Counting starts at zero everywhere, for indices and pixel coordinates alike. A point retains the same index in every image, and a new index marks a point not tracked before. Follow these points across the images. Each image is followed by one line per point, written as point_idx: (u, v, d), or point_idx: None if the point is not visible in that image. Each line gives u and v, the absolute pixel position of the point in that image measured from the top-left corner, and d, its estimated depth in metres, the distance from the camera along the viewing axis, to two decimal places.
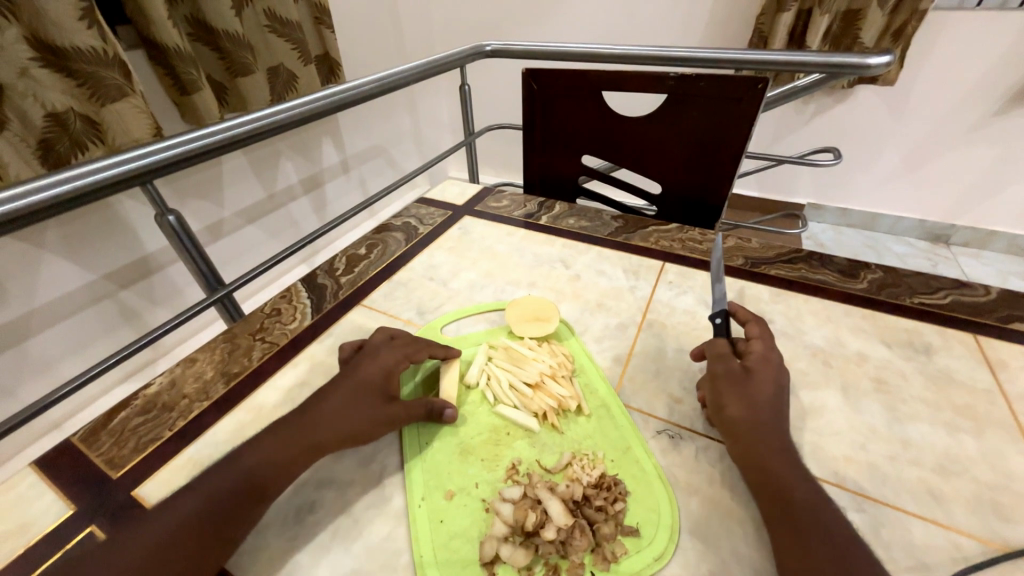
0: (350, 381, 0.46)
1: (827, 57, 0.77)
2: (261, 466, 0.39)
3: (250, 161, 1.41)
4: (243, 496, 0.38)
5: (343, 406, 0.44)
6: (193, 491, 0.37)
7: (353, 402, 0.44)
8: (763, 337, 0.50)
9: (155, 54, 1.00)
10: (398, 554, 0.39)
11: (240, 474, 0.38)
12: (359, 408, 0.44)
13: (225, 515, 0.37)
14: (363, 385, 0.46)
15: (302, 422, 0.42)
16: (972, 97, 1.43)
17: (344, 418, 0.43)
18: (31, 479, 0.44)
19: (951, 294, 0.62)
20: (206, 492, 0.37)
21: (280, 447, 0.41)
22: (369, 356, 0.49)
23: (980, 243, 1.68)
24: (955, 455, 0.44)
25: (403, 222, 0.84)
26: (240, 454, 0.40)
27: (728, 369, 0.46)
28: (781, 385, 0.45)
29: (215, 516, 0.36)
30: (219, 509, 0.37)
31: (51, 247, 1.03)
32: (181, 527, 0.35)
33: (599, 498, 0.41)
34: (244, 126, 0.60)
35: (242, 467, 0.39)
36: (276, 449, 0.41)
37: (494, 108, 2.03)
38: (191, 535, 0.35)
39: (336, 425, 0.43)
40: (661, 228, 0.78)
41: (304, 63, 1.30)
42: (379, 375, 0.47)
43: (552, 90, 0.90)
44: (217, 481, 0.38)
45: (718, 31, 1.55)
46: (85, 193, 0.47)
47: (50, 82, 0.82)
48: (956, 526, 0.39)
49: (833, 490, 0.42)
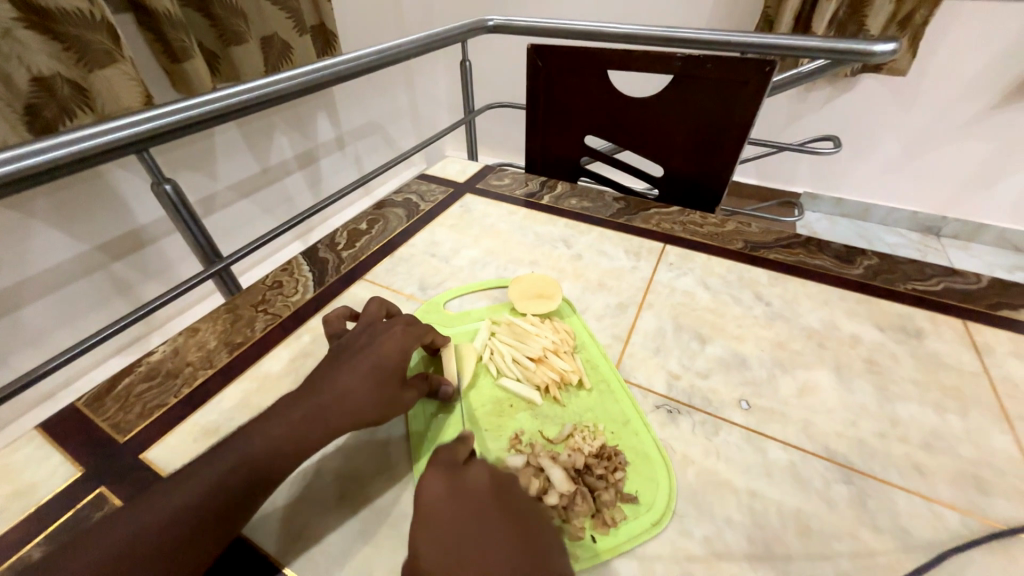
0: (364, 361, 0.44)
1: (833, 42, 0.76)
2: (275, 451, 0.38)
3: (244, 134, 1.37)
4: (259, 480, 0.37)
5: (358, 389, 0.42)
6: (208, 471, 0.37)
7: (367, 385, 0.43)
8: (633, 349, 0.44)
9: (144, 18, 0.97)
10: (404, 518, 0.41)
11: (255, 457, 0.38)
12: (375, 392, 0.43)
13: (242, 499, 0.36)
14: (380, 366, 0.44)
15: (316, 405, 0.41)
16: (973, 89, 1.43)
17: (360, 402, 0.42)
18: (37, 442, 0.45)
19: (943, 281, 0.63)
20: (221, 472, 0.37)
21: (293, 430, 0.40)
22: (383, 334, 0.47)
23: (969, 236, 1.71)
24: (940, 432, 0.46)
25: (404, 198, 0.83)
26: (253, 434, 0.39)
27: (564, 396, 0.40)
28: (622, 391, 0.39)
29: (230, 499, 0.36)
30: (234, 491, 0.36)
31: (41, 216, 1.01)
32: (197, 510, 0.35)
33: (600, 467, 0.42)
34: (241, 95, 0.59)
35: (255, 450, 0.38)
36: (288, 433, 0.39)
37: (494, 86, 1.99)
38: (207, 519, 0.35)
39: (350, 410, 0.42)
40: (663, 210, 0.78)
41: (298, 32, 1.26)
42: (395, 356, 0.45)
43: (556, 68, 0.88)
44: (232, 459, 0.37)
45: (723, 14, 1.53)
46: (80, 158, 0.47)
47: (36, 45, 0.79)
48: (938, 498, 0.41)
49: (823, 463, 0.43)
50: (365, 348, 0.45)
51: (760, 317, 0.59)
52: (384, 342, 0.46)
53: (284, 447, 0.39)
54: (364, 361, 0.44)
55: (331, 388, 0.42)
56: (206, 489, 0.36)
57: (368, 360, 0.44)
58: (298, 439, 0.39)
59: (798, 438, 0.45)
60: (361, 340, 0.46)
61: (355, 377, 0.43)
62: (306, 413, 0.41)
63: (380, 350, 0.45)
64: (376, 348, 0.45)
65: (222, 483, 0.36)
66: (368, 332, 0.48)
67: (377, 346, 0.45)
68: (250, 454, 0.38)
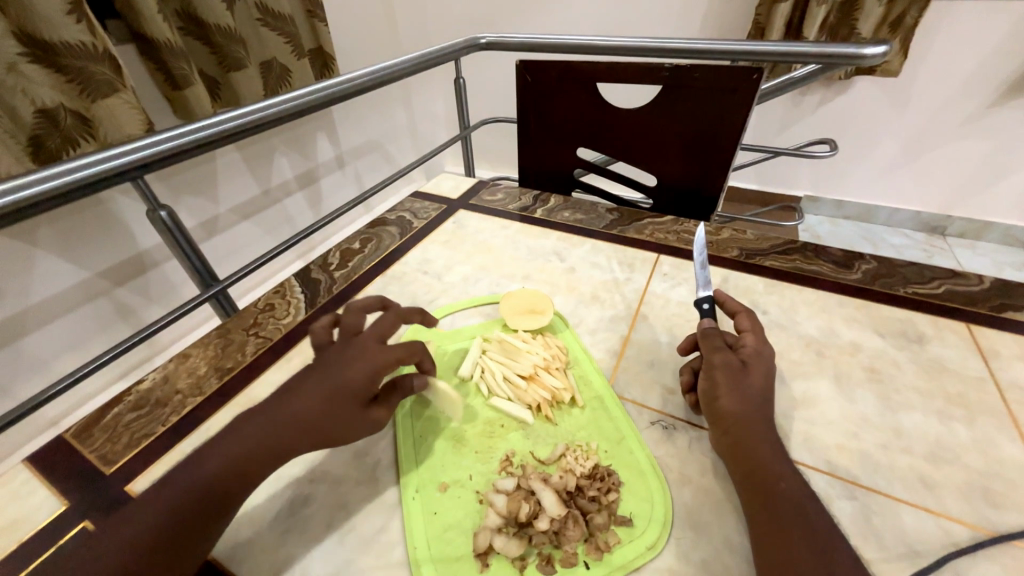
0: (329, 381, 0.41)
1: (822, 47, 0.76)
2: (234, 473, 0.37)
3: (245, 157, 1.39)
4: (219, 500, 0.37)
5: (320, 411, 0.40)
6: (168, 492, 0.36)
7: (331, 407, 0.40)
8: (754, 330, 0.49)
9: (145, 48, 0.99)
10: (392, 547, 0.40)
11: (212, 479, 0.37)
12: (339, 415, 0.40)
13: (201, 523, 0.36)
14: (344, 389, 0.41)
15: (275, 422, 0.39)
16: (969, 88, 1.42)
17: (320, 424, 0.40)
18: (24, 475, 0.44)
19: (945, 284, 0.62)
20: (179, 495, 0.36)
21: (251, 452, 0.38)
22: (352, 349, 0.43)
23: (975, 234, 1.69)
24: (947, 443, 0.44)
25: (398, 216, 0.83)
26: (213, 454, 0.38)
27: (727, 362, 0.45)
28: (772, 379, 0.45)
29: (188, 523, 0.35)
30: (192, 514, 0.36)
31: (45, 245, 1.02)
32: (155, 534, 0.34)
33: (592, 489, 0.41)
34: (237, 120, 0.59)
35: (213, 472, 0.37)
36: (247, 455, 0.38)
37: (490, 101, 2.01)
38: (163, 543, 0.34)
39: (311, 433, 0.40)
40: (656, 220, 0.78)
41: (297, 57, 1.29)
42: (361, 377, 0.41)
43: (545, 83, 0.89)
44: (190, 482, 0.37)
45: (714, 23, 1.54)
46: (74, 188, 0.46)
47: (40, 78, 0.81)
48: (947, 513, 0.39)
49: (825, 479, 0.42)
50: (331, 365, 0.42)
51: None
52: (353, 360, 0.42)
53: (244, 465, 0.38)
54: (329, 381, 0.41)
55: (293, 408, 0.40)
56: (164, 513, 0.35)
57: (334, 381, 0.41)
58: (255, 459, 0.38)
59: (796, 451, 0.44)
60: (332, 357, 0.43)
61: (317, 398, 0.40)
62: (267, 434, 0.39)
63: (346, 369, 0.41)
64: (344, 367, 0.42)
65: (179, 506, 0.36)
66: (339, 346, 0.44)
67: (344, 364, 0.42)
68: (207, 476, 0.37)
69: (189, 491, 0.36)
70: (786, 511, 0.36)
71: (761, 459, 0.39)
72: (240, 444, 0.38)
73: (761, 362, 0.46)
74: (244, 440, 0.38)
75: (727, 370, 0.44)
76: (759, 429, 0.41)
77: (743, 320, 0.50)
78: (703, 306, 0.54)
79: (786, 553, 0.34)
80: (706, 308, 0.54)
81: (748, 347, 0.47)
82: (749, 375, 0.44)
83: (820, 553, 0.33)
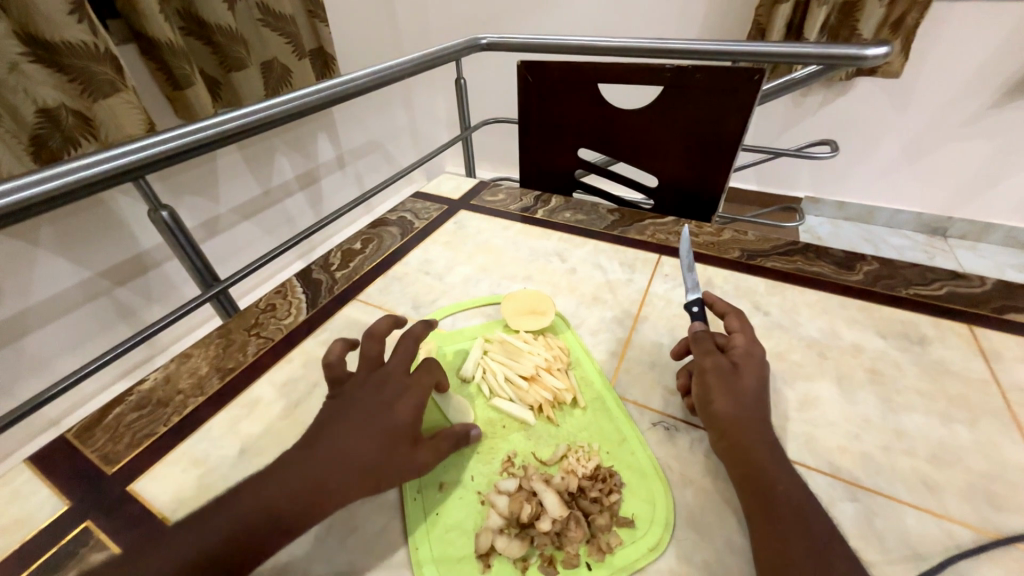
0: (375, 419, 0.40)
1: (823, 48, 0.76)
2: (276, 522, 0.35)
3: (245, 157, 1.39)
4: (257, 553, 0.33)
5: (368, 454, 0.38)
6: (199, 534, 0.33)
7: (378, 448, 0.39)
8: (743, 330, 0.49)
9: (147, 48, 0.99)
10: (393, 548, 0.40)
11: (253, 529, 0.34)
12: (386, 458, 0.39)
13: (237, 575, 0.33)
14: (391, 429, 0.40)
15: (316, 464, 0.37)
16: (969, 89, 1.43)
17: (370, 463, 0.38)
18: (25, 475, 0.44)
19: (946, 285, 0.62)
20: (213, 546, 0.33)
21: (291, 499, 0.35)
22: (391, 386, 0.43)
23: (976, 235, 1.68)
24: (948, 444, 0.44)
25: (399, 216, 0.83)
26: (249, 502, 0.35)
27: (717, 365, 0.45)
28: (765, 378, 0.45)
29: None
30: (230, 569, 0.32)
31: (46, 245, 1.02)
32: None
33: (595, 490, 0.41)
34: (238, 120, 0.59)
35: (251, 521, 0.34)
36: (287, 502, 0.35)
37: (491, 101, 2.01)
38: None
39: (356, 479, 0.37)
40: (657, 220, 0.78)
41: (298, 57, 1.29)
42: (407, 416, 0.41)
43: (547, 83, 0.89)
44: (226, 532, 0.33)
45: (715, 24, 1.54)
46: (77, 188, 0.47)
47: (42, 77, 0.81)
48: (949, 515, 0.39)
49: (827, 480, 0.42)
50: (372, 403, 0.41)
51: (758, 327, 0.58)
52: (396, 399, 0.42)
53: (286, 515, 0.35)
54: (374, 421, 0.40)
55: (338, 444, 0.38)
56: (197, 570, 0.31)
57: (379, 420, 0.40)
58: (295, 508, 0.35)
59: (798, 453, 0.44)
60: (369, 395, 0.42)
61: (364, 439, 0.39)
62: (309, 479, 0.36)
63: (391, 409, 0.41)
64: (387, 406, 0.41)
65: (215, 560, 0.32)
66: (372, 382, 0.43)
67: (387, 402, 0.42)
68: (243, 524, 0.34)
69: (227, 543, 0.33)
70: (784, 509, 0.36)
71: (758, 458, 0.39)
72: (279, 488, 0.36)
73: (752, 362, 0.46)
74: (283, 485, 0.36)
75: (718, 373, 0.44)
76: (754, 428, 0.41)
77: (732, 321, 0.50)
78: (692, 309, 0.55)
79: (783, 553, 0.34)
80: (696, 310, 0.54)
81: (738, 348, 0.47)
82: (742, 376, 0.44)
83: (821, 555, 0.33)
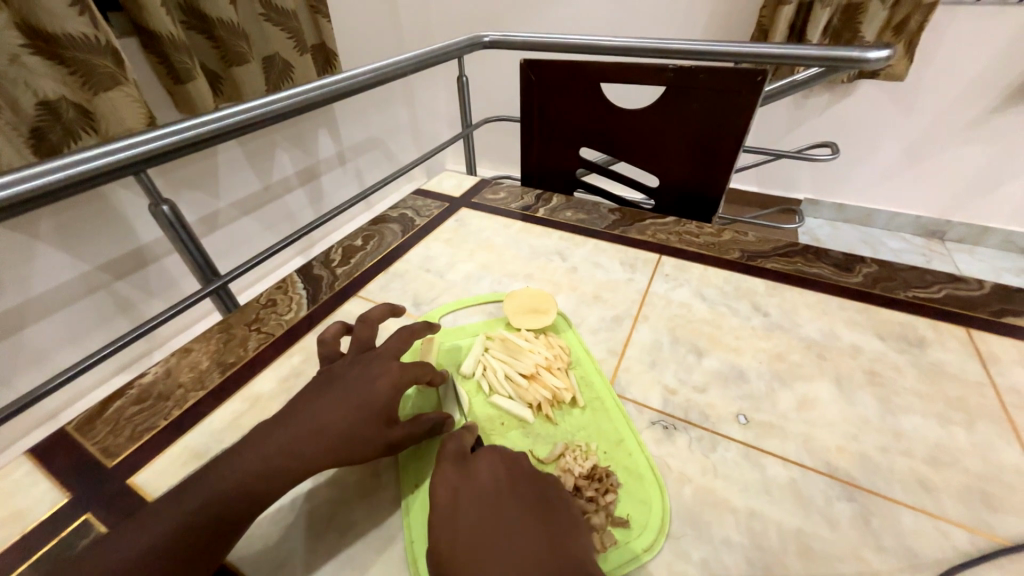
0: (352, 397, 0.41)
1: (825, 51, 0.75)
2: (255, 486, 0.36)
3: (246, 152, 1.39)
4: (238, 515, 0.35)
5: (346, 428, 0.40)
6: (180, 502, 0.35)
7: (357, 423, 0.40)
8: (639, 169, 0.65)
9: (149, 41, 0.99)
10: (390, 541, 0.40)
11: (230, 492, 0.36)
12: (360, 432, 0.40)
13: (212, 543, 0.34)
14: (368, 404, 0.41)
15: (296, 433, 0.39)
16: (969, 93, 1.43)
17: (343, 438, 0.39)
18: (26, 467, 0.44)
19: (945, 288, 0.62)
20: (194, 508, 0.35)
21: (272, 464, 0.37)
22: (376, 364, 0.44)
23: (974, 239, 1.69)
24: (946, 446, 0.45)
25: (400, 213, 0.83)
26: (231, 465, 0.37)
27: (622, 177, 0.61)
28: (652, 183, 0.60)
29: (205, 539, 0.34)
30: (208, 532, 0.34)
31: (45, 238, 1.02)
32: (167, 552, 0.33)
33: (591, 489, 0.41)
34: (239, 115, 0.59)
35: (231, 482, 0.36)
36: (267, 470, 0.37)
37: (492, 99, 2.01)
38: (177, 562, 0.33)
39: (332, 453, 0.39)
40: (658, 220, 0.78)
41: (300, 52, 1.28)
42: (387, 392, 0.42)
43: (550, 82, 0.89)
44: (208, 494, 0.35)
45: (718, 25, 1.54)
46: (79, 181, 0.47)
47: (42, 70, 0.81)
48: (946, 516, 0.40)
49: (825, 481, 0.42)
50: (354, 382, 0.42)
51: (758, 327, 0.58)
52: (377, 375, 0.42)
53: (261, 480, 0.37)
54: (350, 397, 0.41)
55: (313, 418, 0.40)
56: (178, 528, 0.34)
57: (356, 394, 0.41)
58: (272, 474, 0.37)
59: (797, 453, 0.44)
60: (355, 371, 0.43)
61: (341, 413, 0.40)
62: (286, 445, 0.38)
63: (371, 383, 0.42)
64: (367, 380, 0.42)
65: (197, 525, 0.34)
66: (359, 361, 0.45)
67: (367, 378, 0.42)
68: (222, 486, 0.36)
69: (204, 506, 0.35)
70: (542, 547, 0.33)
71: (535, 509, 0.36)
72: (257, 455, 0.38)
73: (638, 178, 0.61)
74: (264, 453, 0.38)
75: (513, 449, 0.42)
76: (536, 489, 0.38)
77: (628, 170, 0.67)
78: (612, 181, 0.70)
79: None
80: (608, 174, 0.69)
81: None
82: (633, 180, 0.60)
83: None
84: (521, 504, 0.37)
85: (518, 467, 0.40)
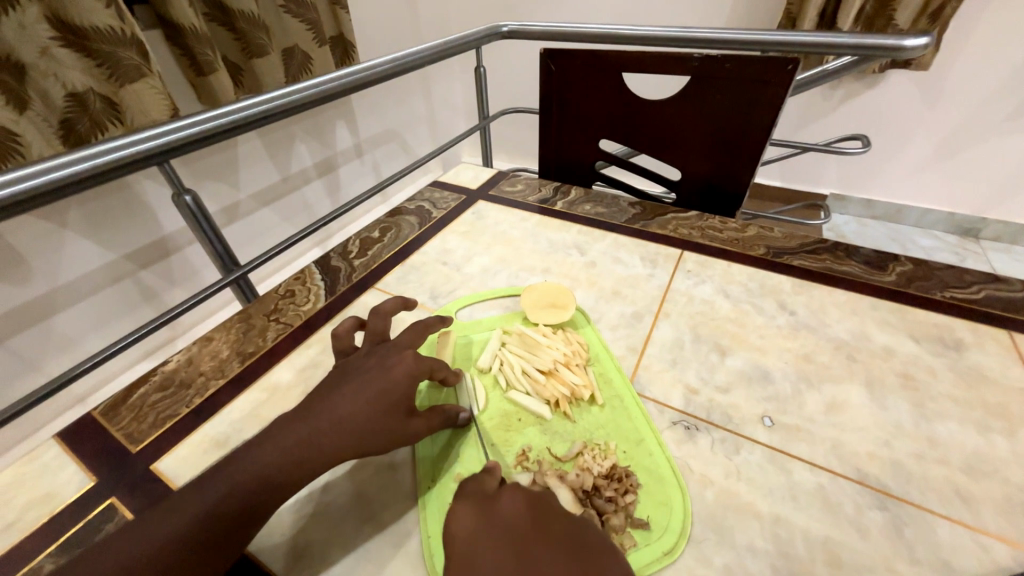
0: (369, 390, 0.40)
1: (860, 38, 0.71)
2: (275, 478, 0.37)
3: (265, 144, 1.40)
4: (258, 506, 0.36)
5: (364, 421, 0.39)
6: (201, 492, 0.35)
7: (375, 416, 0.40)
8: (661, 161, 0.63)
9: (171, 33, 1.00)
10: (407, 536, 0.40)
11: (250, 483, 0.36)
12: (378, 425, 0.40)
13: (233, 532, 0.35)
14: (385, 397, 0.40)
15: (315, 426, 0.39)
16: (1013, 84, 1.35)
17: (361, 431, 0.39)
18: (55, 450, 0.46)
19: (986, 289, 0.59)
20: (213, 500, 0.35)
21: (290, 456, 0.37)
22: (392, 356, 0.43)
23: (1012, 238, 1.61)
24: (986, 455, 0.42)
25: (417, 205, 0.83)
26: (251, 457, 0.37)
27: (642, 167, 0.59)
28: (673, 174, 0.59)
29: (226, 529, 0.34)
30: (228, 523, 0.34)
31: (73, 227, 1.05)
32: (190, 541, 0.33)
33: (610, 489, 0.41)
34: (261, 106, 0.59)
35: (251, 473, 0.36)
36: (287, 462, 0.37)
37: (509, 90, 1.99)
38: (198, 552, 0.33)
39: (349, 446, 0.39)
40: (681, 215, 0.76)
41: (318, 44, 1.28)
42: (402, 384, 0.41)
43: (570, 73, 0.87)
44: (229, 484, 0.36)
45: (743, 13, 1.49)
46: (107, 170, 0.47)
47: (71, 62, 0.82)
48: (984, 529, 0.38)
49: (854, 487, 0.41)
50: (371, 374, 0.42)
51: (784, 327, 0.56)
52: (393, 366, 0.42)
53: (280, 472, 0.37)
54: (365, 388, 0.41)
55: (331, 411, 0.39)
56: (200, 517, 0.34)
57: (373, 387, 0.41)
58: (292, 466, 0.37)
59: (826, 459, 0.43)
60: (371, 363, 0.43)
61: (359, 406, 0.40)
62: (305, 437, 0.38)
63: (388, 376, 0.42)
64: (383, 373, 0.42)
65: (218, 515, 0.34)
66: (374, 353, 0.44)
67: (383, 370, 0.42)
68: (242, 478, 0.36)
69: (224, 497, 0.35)
70: None
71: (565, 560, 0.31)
72: (276, 447, 0.38)
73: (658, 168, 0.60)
74: (283, 445, 0.38)
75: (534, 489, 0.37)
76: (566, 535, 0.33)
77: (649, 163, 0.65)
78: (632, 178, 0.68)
79: None
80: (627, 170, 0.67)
81: None
82: None
83: None
84: (547, 550, 0.31)
85: (546, 507, 0.35)
